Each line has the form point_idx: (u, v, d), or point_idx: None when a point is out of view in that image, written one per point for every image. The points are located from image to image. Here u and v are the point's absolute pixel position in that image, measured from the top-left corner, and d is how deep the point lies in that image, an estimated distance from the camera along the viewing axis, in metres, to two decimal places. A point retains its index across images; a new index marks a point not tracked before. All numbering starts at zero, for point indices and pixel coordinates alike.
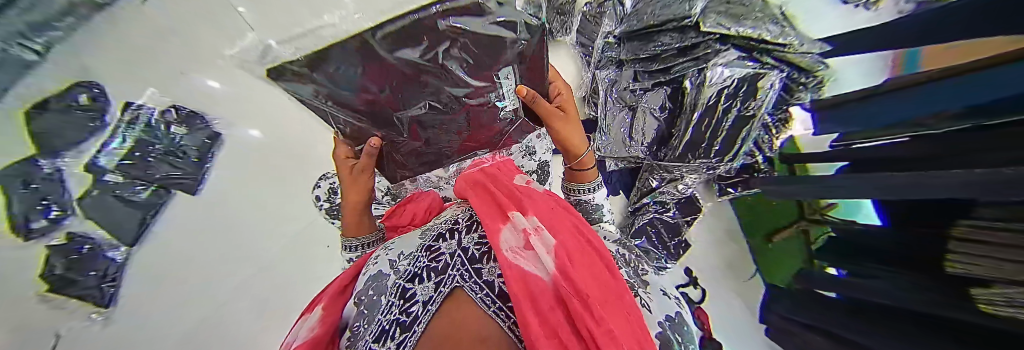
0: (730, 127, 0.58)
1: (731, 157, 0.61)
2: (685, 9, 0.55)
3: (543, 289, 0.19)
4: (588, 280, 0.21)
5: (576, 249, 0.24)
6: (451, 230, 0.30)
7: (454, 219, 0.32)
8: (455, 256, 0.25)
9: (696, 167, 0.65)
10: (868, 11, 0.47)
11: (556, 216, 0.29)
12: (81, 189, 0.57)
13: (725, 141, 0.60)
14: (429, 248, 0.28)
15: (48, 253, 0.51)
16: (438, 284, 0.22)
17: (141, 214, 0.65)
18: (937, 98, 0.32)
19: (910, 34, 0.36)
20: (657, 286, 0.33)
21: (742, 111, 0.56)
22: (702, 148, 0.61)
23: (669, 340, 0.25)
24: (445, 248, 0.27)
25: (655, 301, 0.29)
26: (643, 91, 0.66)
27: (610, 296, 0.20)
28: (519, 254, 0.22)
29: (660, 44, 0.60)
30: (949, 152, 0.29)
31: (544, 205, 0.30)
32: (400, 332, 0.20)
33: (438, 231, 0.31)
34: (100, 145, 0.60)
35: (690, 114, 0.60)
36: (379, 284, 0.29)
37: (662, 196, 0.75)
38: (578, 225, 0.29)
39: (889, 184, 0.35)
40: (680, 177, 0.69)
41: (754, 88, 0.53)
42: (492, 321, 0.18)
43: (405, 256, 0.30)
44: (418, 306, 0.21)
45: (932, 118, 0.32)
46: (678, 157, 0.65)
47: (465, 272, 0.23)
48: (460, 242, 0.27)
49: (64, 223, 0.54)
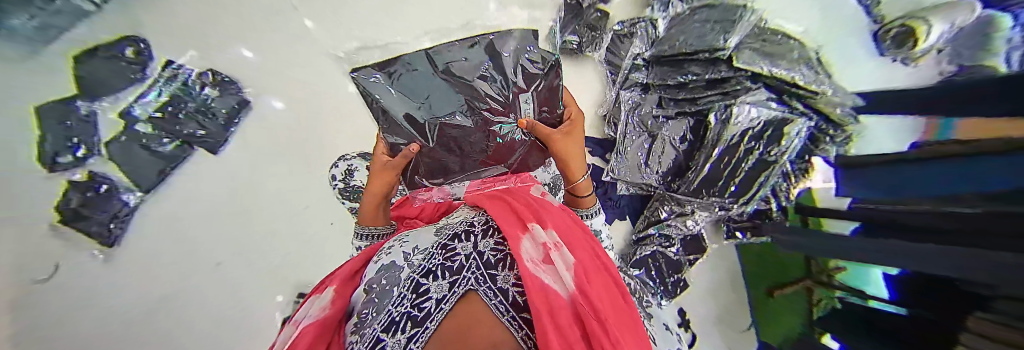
0: (749, 169, 0.57)
1: (745, 201, 0.60)
2: (717, 42, 0.55)
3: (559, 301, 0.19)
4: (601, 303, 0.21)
5: (590, 272, 0.25)
6: (468, 231, 0.30)
7: (469, 221, 0.32)
8: (471, 258, 0.25)
9: (706, 204, 0.64)
10: (907, 66, 0.42)
11: (573, 237, 0.30)
12: (109, 133, 0.60)
13: (743, 182, 0.58)
14: (445, 247, 0.28)
15: (66, 187, 0.53)
16: (452, 284, 0.22)
17: (163, 165, 0.67)
18: (971, 173, 0.31)
19: (957, 106, 0.34)
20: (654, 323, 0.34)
21: (764, 156, 0.55)
22: (718, 186, 0.60)
23: None
24: (461, 249, 0.26)
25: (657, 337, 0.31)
26: (666, 119, 0.67)
27: (620, 322, 0.21)
28: (539, 267, 0.23)
29: (689, 73, 0.61)
30: (988, 236, 0.28)
31: (563, 225, 0.31)
32: (410, 326, 0.20)
33: (453, 231, 0.31)
34: (135, 95, 0.63)
35: (711, 148, 0.60)
36: (392, 274, 0.29)
37: (668, 229, 0.73)
38: (592, 250, 0.30)
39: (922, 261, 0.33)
40: (690, 212, 0.68)
41: (779, 133, 0.53)
42: (505, 328, 0.18)
43: (420, 251, 0.30)
44: (431, 302, 0.21)
45: (967, 197, 0.31)
46: (691, 191, 0.64)
47: (480, 276, 0.22)
48: (476, 245, 0.27)
49: (87, 162, 0.57)
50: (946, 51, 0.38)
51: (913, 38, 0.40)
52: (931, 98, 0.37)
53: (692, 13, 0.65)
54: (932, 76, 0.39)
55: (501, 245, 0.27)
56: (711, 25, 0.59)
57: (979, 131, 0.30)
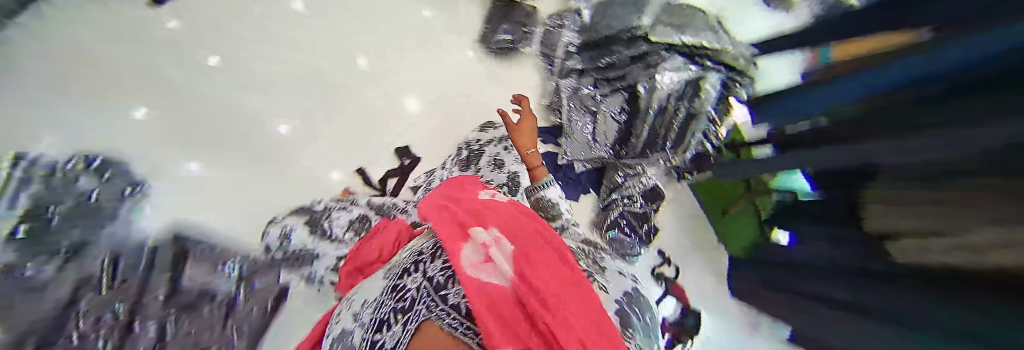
0: (681, 123, 0.65)
1: (683, 149, 0.66)
2: (634, 22, 0.72)
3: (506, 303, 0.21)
4: (544, 276, 0.23)
5: (531, 248, 0.26)
6: (415, 262, 0.29)
7: (418, 250, 0.31)
8: (421, 288, 0.25)
9: (656, 160, 0.69)
10: (786, 13, 0.51)
11: (513, 219, 0.30)
12: None
13: (678, 135, 0.66)
14: (395, 288, 0.28)
15: None
16: (405, 324, 0.24)
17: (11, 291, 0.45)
18: (841, 89, 0.39)
19: (835, 35, 0.42)
20: (613, 268, 0.40)
21: (690, 108, 0.64)
22: (660, 144, 0.69)
23: (624, 314, 0.32)
24: (411, 283, 0.27)
25: (614, 283, 0.36)
26: (603, 96, 0.76)
27: (565, 284, 0.23)
28: (479, 269, 0.24)
29: (616, 52, 0.75)
30: (867, 133, 0.35)
31: (504, 213, 0.31)
32: None
33: (402, 267, 0.31)
34: None
35: (648, 115, 0.69)
36: (345, 342, 0.30)
37: (630, 190, 0.74)
38: (538, 225, 0.30)
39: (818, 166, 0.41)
40: (641, 171, 0.73)
41: (697, 87, 0.62)
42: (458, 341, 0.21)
43: (372, 302, 0.30)
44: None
45: (840, 105, 0.39)
46: (639, 154, 0.72)
47: (430, 303, 0.23)
48: (425, 272, 0.27)
49: None
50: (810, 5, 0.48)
51: None
52: (803, 38, 0.47)
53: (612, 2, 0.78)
54: (806, 15, 0.48)
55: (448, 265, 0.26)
56: (630, 9, 0.74)
57: (861, 46, 0.38)
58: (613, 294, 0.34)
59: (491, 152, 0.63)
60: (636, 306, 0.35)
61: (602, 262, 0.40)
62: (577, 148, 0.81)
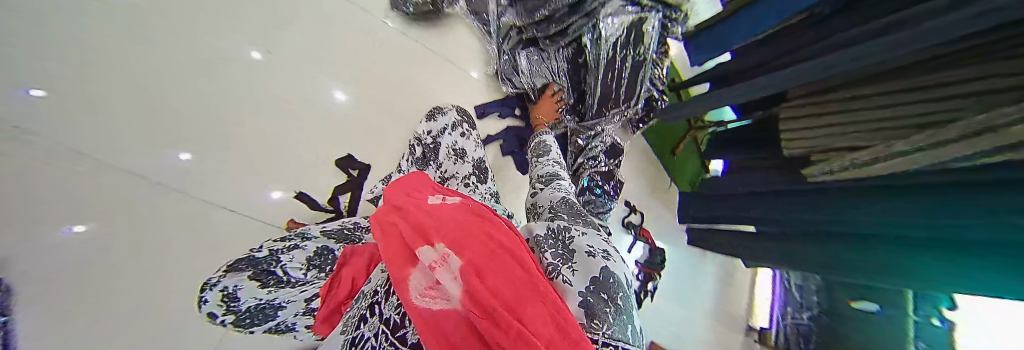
0: (628, 74, 0.64)
1: (635, 101, 0.67)
2: None
3: (452, 331, 0.12)
4: (496, 270, 0.13)
5: (478, 239, 0.17)
6: (371, 303, 0.25)
7: (374, 287, 0.27)
8: (380, 334, 0.21)
9: (612, 117, 0.69)
10: None
11: (461, 211, 0.21)
12: None
13: (629, 87, 0.66)
14: (357, 335, 0.24)
15: None
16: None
17: None
18: None
19: None
20: (582, 248, 0.25)
21: (635, 56, 0.63)
22: (612, 100, 0.66)
23: (599, 314, 0.19)
24: (370, 330, 0.22)
25: (581, 267, 0.23)
26: (543, 54, 0.68)
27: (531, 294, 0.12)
28: (427, 298, 0.15)
29: None
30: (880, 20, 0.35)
31: (445, 211, 0.21)
32: None
33: (359, 313, 0.26)
34: None
35: (596, 70, 0.63)
36: None
37: (594, 149, 0.76)
38: (486, 213, 0.21)
39: (813, 70, 0.41)
40: (599, 130, 0.72)
41: (639, 33, 0.61)
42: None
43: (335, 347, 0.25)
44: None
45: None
46: (595, 113, 0.68)
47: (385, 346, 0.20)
48: (381, 314, 0.22)
49: None
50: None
51: None
52: None
53: None
54: None
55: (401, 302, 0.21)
56: None
57: None
58: (578, 284, 0.21)
59: (447, 143, 0.55)
60: (608, 292, 0.21)
61: (572, 241, 0.26)
62: (544, 109, 0.71)
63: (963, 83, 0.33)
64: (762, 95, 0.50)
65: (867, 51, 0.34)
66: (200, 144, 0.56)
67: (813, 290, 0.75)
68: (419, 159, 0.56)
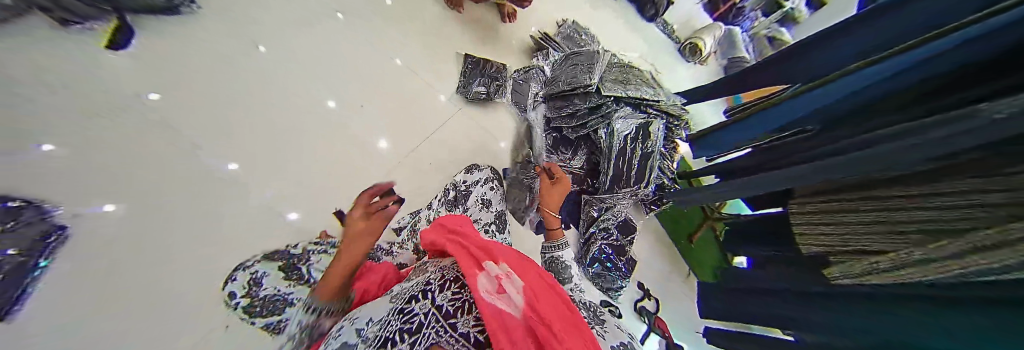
0: (637, 162, 0.74)
1: (644, 184, 0.76)
2: (587, 80, 0.76)
3: (516, 327, 0.19)
4: (552, 309, 0.22)
5: (538, 286, 0.25)
6: (424, 289, 0.27)
7: (426, 279, 0.30)
8: (429, 315, 0.24)
9: (625, 194, 0.77)
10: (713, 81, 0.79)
11: (522, 261, 0.30)
12: None
13: (638, 173, 0.75)
14: (401, 310, 0.26)
15: None
16: (412, 344, 0.22)
17: None
18: (833, 93, 0.45)
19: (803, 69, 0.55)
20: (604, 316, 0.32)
21: (644, 149, 0.74)
22: (624, 180, 0.75)
23: None
24: (418, 308, 0.25)
25: (603, 328, 0.29)
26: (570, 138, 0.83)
27: (570, 327, 0.20)
28: (493, 296, 0.22)
29: (574, 104, 0.79)
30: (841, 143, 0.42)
31: (507, 254, 0.30)
32: None
33: (410, 292, 0.28)
34: None
35: (609, 156, 0.75)
36: None
37: (606, 222, 0.81)
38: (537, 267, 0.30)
39: (792, 176, 0.48)
40: (613, 204, 0.78)
41: (647, 132, 0.73)
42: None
43: (373, 322, 0.27)
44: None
45: (815, 119, 0.50)
46: (607, 189, 0.77)
47: (438, 327, 0.23)
48: (434, 300, 0.25)
49: None
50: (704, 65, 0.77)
51: None
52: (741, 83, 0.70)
53: (566, 60, 0.88)
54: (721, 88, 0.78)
55: (460, 292, 0.25)
56: (580, 66, 0.81)
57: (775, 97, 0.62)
58: None
59: (477, 193, 0.63)
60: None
61: (595, 309, 0.34)
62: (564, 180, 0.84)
63: (959, 194, 0.29)
64: (757, 191, 0.55)
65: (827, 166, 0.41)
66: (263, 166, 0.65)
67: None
68: (449, 201, 0.63)
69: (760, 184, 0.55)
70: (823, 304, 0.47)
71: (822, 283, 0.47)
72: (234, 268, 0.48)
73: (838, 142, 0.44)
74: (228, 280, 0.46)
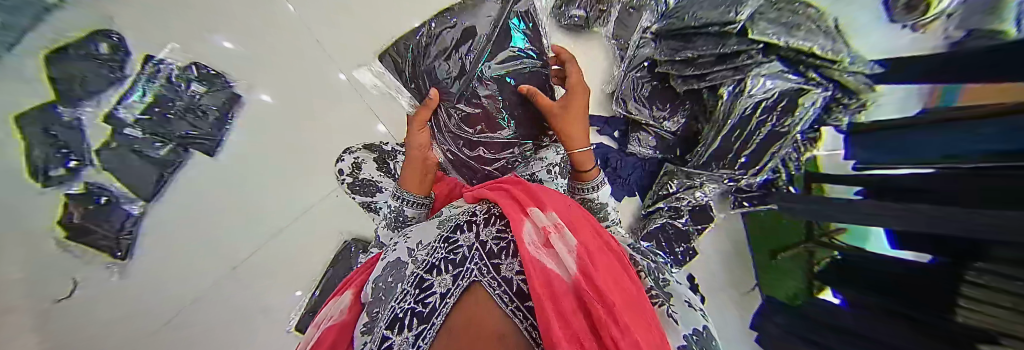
0: (760, 140, 0.58)
1: (757, 171, 0.60)
2: (729, 15, 0.53)
3: (564, 292, 0.17)
4: (611, 280, 0.19)
5: (591, 248, 0.23)
6: (468, 221, 0.28)
7: (472, 211, 0.30)
8: (473, 249, 0.24)
9: (716, 176, 0.65)
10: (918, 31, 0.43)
11: (574, 215, 0.27)
12: (98, 140, 0.59)
13: (753, 154, 0.59)
14: (447, 239, 0.27)
15: (65, 199, 0.55)
16: (455, 277, 0.22)
17: (158, 172, 0.65)
18: (1005, 131, 0.27)
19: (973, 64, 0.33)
20: (681, 296, 0.29)
21: (777, 127, 0.57)
22: (729, 158, 0.61)
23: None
24: (463, 241, 0.25)
25: (681, 313, 0.27)
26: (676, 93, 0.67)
27: (632, 306, 0.18)
28: (539, 250, 0.20)
29: (697, 47, 0.59)
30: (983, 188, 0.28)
31: (562, 205, 0.28)
32: (417, 324, 0.20)
33: (456, 221, 0.29)
34: (120, 97, 0.62)
35: (727, 121, 0.59)
36: (396, 271, 0.29)
37: (679, 202, 0.71)
38: (597, 228, 0.28)
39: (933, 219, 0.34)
40: (701, 184, 0.67)
41: (793, 103, 0.55)
42: (509, 319, 0.17)
43: (423, 245, 0.29)
44: (435, 297, 0.21)
45: (967, 153, 0.31)
46: (702, 164, 0.64)
47: (484, 266, 0.22)
48: (478, 235, 0.25)
49: (83, 174, 0.57)
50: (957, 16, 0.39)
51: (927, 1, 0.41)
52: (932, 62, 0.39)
53: None
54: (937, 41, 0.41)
55: (505, 231, 0.25)
56: None
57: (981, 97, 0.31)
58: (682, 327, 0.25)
59: None
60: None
61: (668, 285, 0.30)
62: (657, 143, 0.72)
63: None
64: (894, 222, 0.40)
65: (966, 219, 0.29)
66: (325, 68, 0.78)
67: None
68: None
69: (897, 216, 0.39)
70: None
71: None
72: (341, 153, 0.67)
73: (944, 185, 0.33)
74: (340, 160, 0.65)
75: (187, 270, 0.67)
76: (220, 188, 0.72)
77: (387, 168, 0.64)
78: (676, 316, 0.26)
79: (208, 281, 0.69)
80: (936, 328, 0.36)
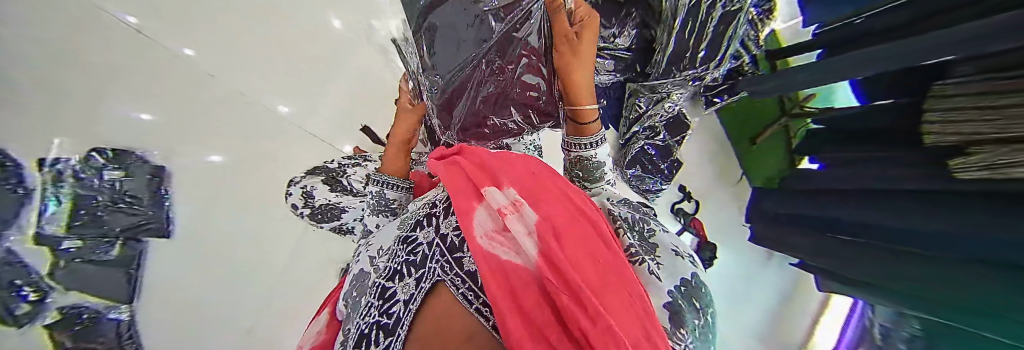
0: (715, 26, 0.52)
1: (716, 62, 0.58)
2: None
3: (523, 285, 0.13)
4: (584, 256, 0.15)
5: (561, 215, 0.18)
6: (428, 214, 0.24)
7: (432, 200, 0.26)
8: (435, 245, 0.20)
9: (681, 81, 0.61)
10: None
11: (546, 181, 0.22)
12: (45, 263, 0.55)
13: (711, 45, 0.55)
14: (407, 239, 0.23)
15: (49, 331, 0.56)
16: (419, 279, 0.18)
17: (124, 271, 0.63)
18: None
19: None
20: (667, 246, 0.29)
21: (727, 6, 0.51)
22: (687, 58, 0.56)
23: (679, 310, 0.24)
24: (423, 238, 0.21)
25: (668, 268, 0.27)
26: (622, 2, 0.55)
27: (610, 286, 0.15)
28: (496, 240, 0.16)
29: None
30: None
31: (523, 170, 0.23)
32: (384, 336, 0.17)
33: (415, 217, 0.26)
34: (37, 214, 0.56)
35: (673, 21, 0.51)
36: (362, 282, 0.28)
37: (653, 119, 0.71)
38: (567, 189, 0.24)
39: (937, 45, 0.31)
40: (667, 95, 0.65)
41: None
42: (475, 319, 0.14)
43: (384, 252, 0.26)
44: (400, 306, 0.17)
45: None
46: (664, 73, 0.59)
47: (448, 262, 0.18)
48: (439, 228, 0.21)
49: (50, 302, 0.56)
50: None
51: None
52: None
53: None
54: None
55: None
56: None
57: None
58: (667, 283, 0.25)
59: None
60: (696, 300, 0.26)
61: (652, 236, 0.30)
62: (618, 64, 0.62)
63: None
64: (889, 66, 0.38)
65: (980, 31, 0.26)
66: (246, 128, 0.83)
67: (903, 339, 0.43)
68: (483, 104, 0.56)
69: (894, 58, 0.37)
70: (913, 212, 0.38)
71: (915, 188, 0.38)
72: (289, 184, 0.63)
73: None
74: (287, 192, 0.63)
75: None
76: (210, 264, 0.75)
77: (342, 185, 0.61)
78: (659, 273, 0.26)
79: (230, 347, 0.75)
80: (931, 168, 0.35)
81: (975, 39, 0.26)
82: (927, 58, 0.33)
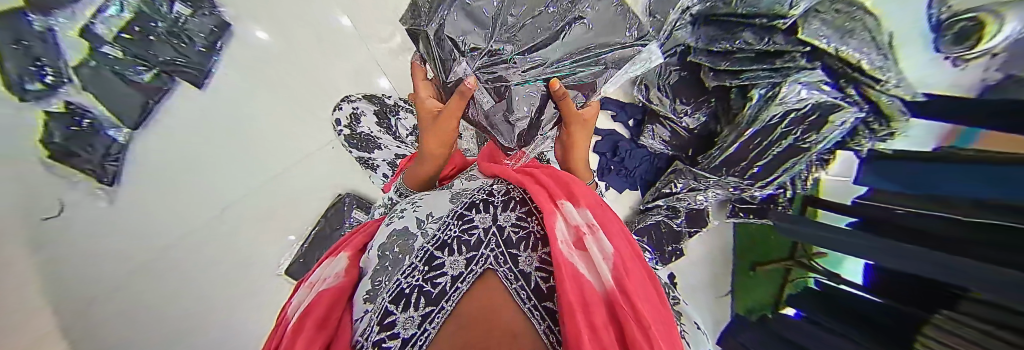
0: (777, 153, 0.54)
1: (763, 184, 0.59)
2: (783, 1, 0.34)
3: (596, 301, 0.18)
4: (639, 293, 0.21)
5: (623, 254, 0.23)
6: (485, 199, 0.28)
7: (488, 189, 0.30)
8: (489, 233, 0.24)
9: (722, 183, 0.62)
10: (958, 66, 0.31)
11: (603, 212, 0.28)
12: (76, 55, 0.61)
13: (766, 165, 0.57)
14: (461, 216, 0.27)
15: (46, 119, 0.57)
16: (469, 261, 0.22)
17: (142, 99, 0.69)
18: None
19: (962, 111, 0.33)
20: (691, 320, 0.38)
21: (798, 141, 0.51)
22: (741, 166, 0.57)
23: None
24: (479, 221, 0.25)
25: (693, 341, 0.34)
26: (692, 108, 0.59)
27: (657, 323, 0.20)
28: (572, 251, 0.22)
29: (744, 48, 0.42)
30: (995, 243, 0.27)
31: (594, 200, 0.28)
32: (425, 304, 0.20)
33: (470, 199, 0.29)
34: (94, 11, 0.62)
35: (745, 128, 0.53)
36: (403, 242, 0.28)
37: (678, 203, 0.74)
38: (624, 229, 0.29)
39: (923, 260, 0.34)
40: (703, 189, 0.67)
41: (822, 119, 0.47)
42: (525, 317, 0.18)
43: (434, 218, 0.29)
44: (447, 279, 0.21)
45: (1002, 212, 0.29)
46: (711, 168, 0.61)
47: (500, 254, 0.22)
48: (496, 218, 0.26)
49: (62, 92, 0.59)
50: (1002, 59, 0.26)
51: (977, 34, 0.27)
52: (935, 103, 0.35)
53: None
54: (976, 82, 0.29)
55: (525, 220, 0.26)
56: None
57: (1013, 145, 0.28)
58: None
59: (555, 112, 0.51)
60: None
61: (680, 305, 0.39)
62: (680, 140, 0.67)
63: None
64: (880, 256, 0.41)
65: (963, 270, 0.28)
66: (271, 14, 0.84)
67: None
68: None
69: (893, 255, 0.39)
70: None
71: None
72: (342, 99, 0.64)
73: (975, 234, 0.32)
74: (336, 109, 0.63)
75: (177, 206, 0.73)
76: (204, 131, 0.76)
77: (387, 124, 0.64)
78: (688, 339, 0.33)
79: (201, 216, 0.77)
80: None
81: (957, 272, 0.29)
82: (913, 266, 0.35)
